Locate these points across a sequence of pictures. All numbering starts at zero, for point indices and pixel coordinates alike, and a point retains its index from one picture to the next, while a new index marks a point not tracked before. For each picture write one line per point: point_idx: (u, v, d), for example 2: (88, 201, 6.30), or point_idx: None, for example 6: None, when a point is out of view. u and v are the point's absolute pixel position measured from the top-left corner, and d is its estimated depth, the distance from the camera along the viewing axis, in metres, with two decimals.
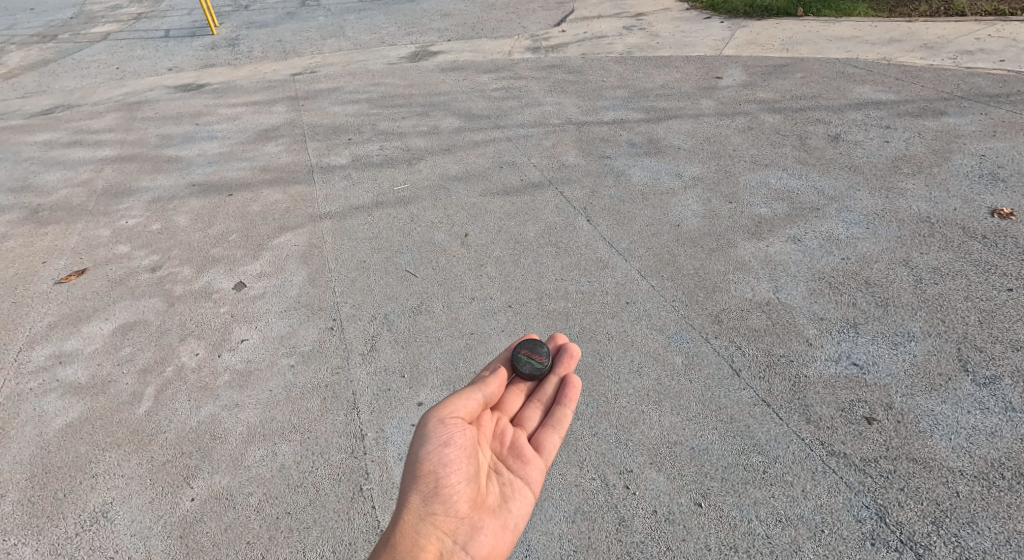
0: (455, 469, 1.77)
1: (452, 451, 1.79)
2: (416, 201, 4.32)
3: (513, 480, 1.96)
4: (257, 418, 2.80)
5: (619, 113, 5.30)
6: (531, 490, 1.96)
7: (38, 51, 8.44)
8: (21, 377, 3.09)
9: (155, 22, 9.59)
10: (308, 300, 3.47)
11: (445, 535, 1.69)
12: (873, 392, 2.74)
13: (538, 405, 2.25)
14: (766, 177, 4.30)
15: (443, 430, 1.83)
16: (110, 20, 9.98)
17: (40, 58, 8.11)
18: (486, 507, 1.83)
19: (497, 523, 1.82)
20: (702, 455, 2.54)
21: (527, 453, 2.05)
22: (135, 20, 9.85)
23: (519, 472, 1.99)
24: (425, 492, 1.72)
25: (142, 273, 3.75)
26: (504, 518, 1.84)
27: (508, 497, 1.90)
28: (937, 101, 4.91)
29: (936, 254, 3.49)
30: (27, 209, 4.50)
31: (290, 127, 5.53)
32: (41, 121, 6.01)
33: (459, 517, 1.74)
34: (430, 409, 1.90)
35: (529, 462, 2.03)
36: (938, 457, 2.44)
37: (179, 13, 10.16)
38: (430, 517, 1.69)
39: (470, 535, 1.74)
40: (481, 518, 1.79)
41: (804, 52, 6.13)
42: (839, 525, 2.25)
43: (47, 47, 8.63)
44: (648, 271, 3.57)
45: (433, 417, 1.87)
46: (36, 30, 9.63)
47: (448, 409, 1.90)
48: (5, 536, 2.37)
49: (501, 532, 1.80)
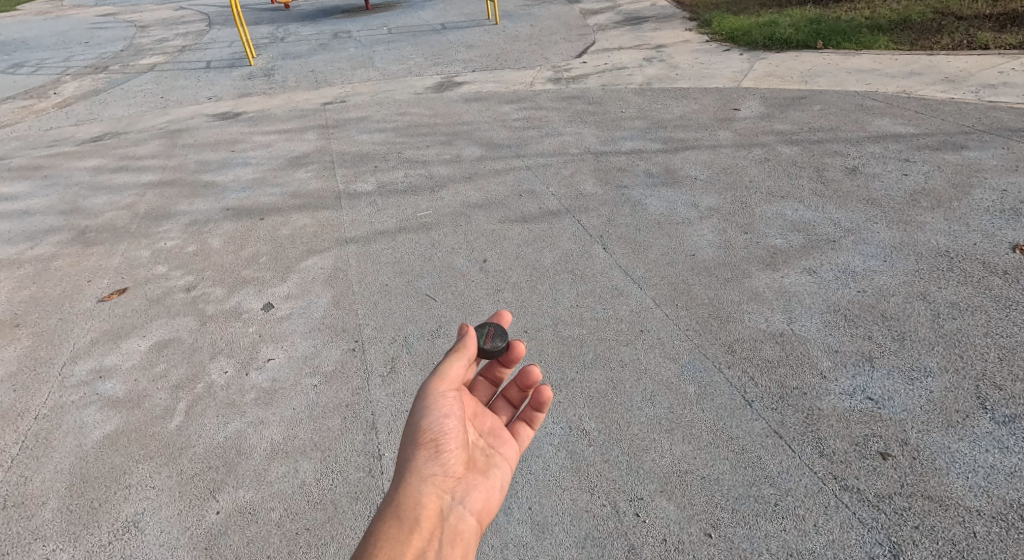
0: (453, 436, 1.87)
1: (451, 421, 1.89)
2: (437, 226, 4.46)
3: (494, 453, 2.05)
4: (281, 435, 2.95)
5: (638, 143, 5.39)
6: (509, 464, 2.06)
7: (90, 81, 8.87)
8: (64, 390, 3.29)
9: (198, 54, 10.00)
10: (332, 322, 3.62)
11: (444, 494, 1.78)
12: (888, 427, 2.77)
13: (506, 401, 2.26)
14: (783, 208, 4.34)
15: (443, 401, 1.90)
16: (157, 52, 10.44)
17: (91, 87, 8.52)
18: (475, 471, 1.93)
19: (486, 483, 1.93)
20: (712, 486, 2.60)
21: (503, 433, 2.14)
22: (180, 52, 10.28)
23: (497, 448, 2.08)
24: (427, 454, 1.81)
25: (178, 293, 3.95)
26: (490, 480, 1.95)
27: (492, 464, 2.00)
28: (958, 134, 4.90)
29: (955, 288, 3.49)
30: (75, 231, 4.76)
31: (319, 154, 5.73)
32: (91, 148, 6.32)
33: (455, 477, 1.84)
34: (425, 380, 1.93)
35: (505, 442, 2.12)
36: (954, 496, 2.46)
37: (220, 45, 10.57)
38: (432, 477, 1.79)
39: (466, 492, 1.84)
40: (472, 479, 1.90)
41: (823, 85, 6.14)
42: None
43: (98, 77, 9.06)
44: (662, 300, 3.65)
45: (430, 387, 1.91)
46: (89, 61, 10.11)
47: (442, 380, 1.93)
48: (46, 542, 2.55)
49: (490, 491, 1.92)
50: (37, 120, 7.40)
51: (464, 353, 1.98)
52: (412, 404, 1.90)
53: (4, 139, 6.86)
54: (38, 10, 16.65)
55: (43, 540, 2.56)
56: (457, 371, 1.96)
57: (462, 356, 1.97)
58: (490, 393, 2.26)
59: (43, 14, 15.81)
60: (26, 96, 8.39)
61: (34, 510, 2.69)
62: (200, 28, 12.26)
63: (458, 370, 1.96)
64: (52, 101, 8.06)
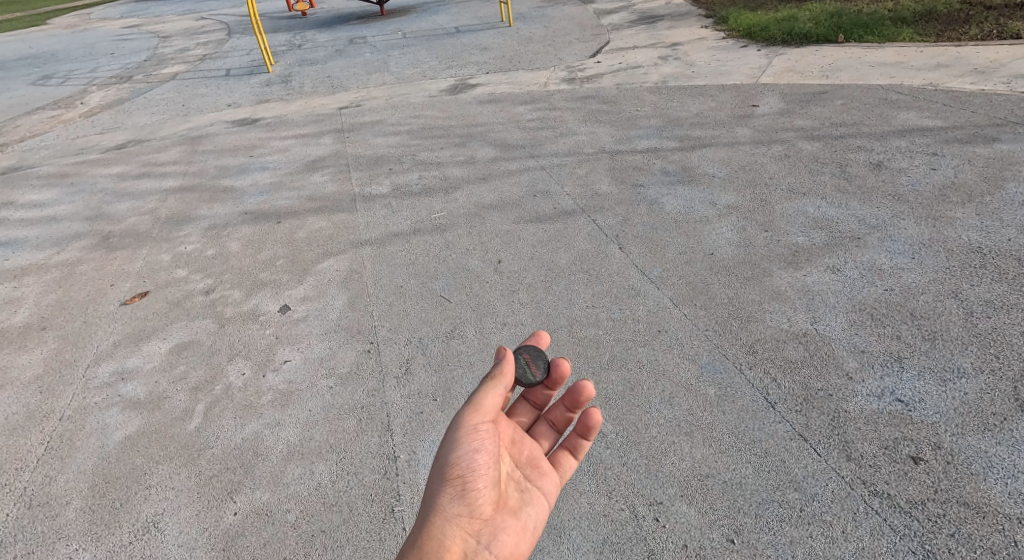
0: (482, 475, 1.84)
1: (481, 457, 1.85)
2: (451, 228, 4.47)
3: (531, 488, 2.02)
4: (297, 436, 2.96)
5: (653, 142, 5.34)
6: (547, 499, 2.03)
7: (115, 91, 9.14)
8: (87, 392, 3.35)
9: (219, 63, 10.23)
10: (348, 324, 3.64)
11: (469, 537, 1.77)
12: (920, 430, 2.65)
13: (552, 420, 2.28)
14: (804, 205, 4.24)
15: (474, 433, 1.88)
16: (180, 62, 10.71)
17: (116, 97, 8.77)
18: (506, 510, 1.89)
19: (517, 525, 1.90)
20: (734, 490, 2.52)
21: (543, 465, 2.11)
22: (202, 61, 10.54)
23: (534, 481, 2.05)
24: (453, 493, 1.78)
25: (197, 296, 4.02)
26: (523, 521, 1.92)
27: (526, 501, 1.97)
28: (989, 127, 4.74)
29: (988, 286, 3.36)
30: (100, 236, 4.88)
31: (335, 158, 5.80)
32: (116, 156, 6.50)
33: (482, 519, 1.81)
34: (462, 410, 1.91)
35: (545, 474, 2.09)
36: (992, 503, 2.35)
37: (239, 53, 10.80)
38: (459, 518, 1.77)
39: (493, 537, 1.82)
40: (502, 520, 1.86)
41: (846, 79, 6.01)
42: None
43: (123, 87, 9.32)
44: (680, 299, 3.58)
45: (464, 419, 1.89)
46: (114, 72, 10.40)
47: (478, 411, 1.91)
48: (68, 541, 2.59)
49: (521, 534, 1.88)
50: (65, 129, 7.65)
51: (501, 380, 1.94)
52: (444, 435, 1.89)
53: (34, 148, 7.09)
54: (67, 23, 17.22)
55: (65, 539, 2.60)
56: (492, 404, 1.93)
57: (498, 385, 1.94)
58: (536, 413, 2.30)
59: (72, 27, 16.37)
60: (56, 107, 8.68)
61: (57, 509, 2.73)
62: (221, 37, 12.55)
63: (495, 401, 1.93)
64: (79, 111, 8.32)
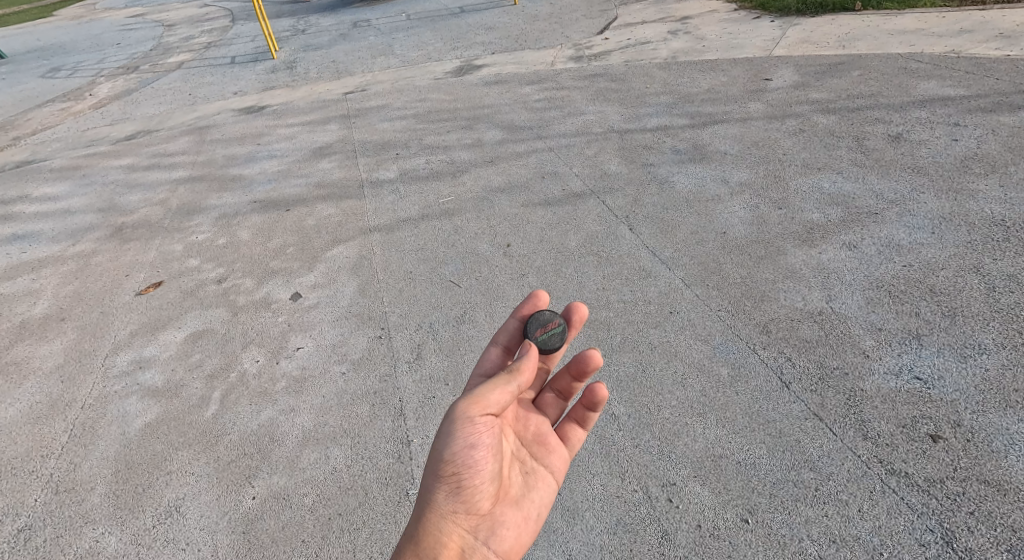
0: (479, 472, 1.81)
1: (478, 454, 1.81)
2: (460, 212, 4.45)
3: (536, 470, 2.06)
4: (312, 422, 2.99)
5: (663, 119, 5.24)
6: (552, 480, 2.07)
7: (123, 81, 9.19)
8: (107, 380, 3.43)
9: (223, 50, 10.24)
10: (358, 310, 3.66)
11: (466, 532, 1.81)
12: (939, 408, 2.60)
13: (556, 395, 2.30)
14: (820, 181, 4.15)
15: (473, 429, 1.82)
16: (185, 50, 10.74)
17: (124, 88, 8.83)
18: (507, 501, 1.92)
19: (518, 516, 1.94)
20: (749, 471, 2.50)
21: (550, 441, 2.15)
22: (206, 49, 10.56)
23: (541, 460, 2.10)
24: (447, 491, 1.79)
25: (210, 285, 4.07)
26: (525, 510, 1.96)
27: (530, 487, 2.01)
28: (1013, 95, 4.60)
29: (1012, 260, 3.26)
30: (112, 227, 4.95)
31: (342, 144, 5.80)
32: (126, 147, 6.56)
33: (480, 514, 1.84)
34: (459, 399, 1.84)
35: (552, 451, 2.14)
36: (1013, 479, 2.31)
37: (243, 40, 10.80)
38: (455, 513, 1.80)
39: (492, 530, 1.85)
40: (503, 512, 1.90)
41: (863, 48, 5.84)
42: (900, 548, 2.18)
43: (130, 77, 9.38)
44: (693, 280, 3.53)
45: (461, 409, 1.82)
46: (121, 62, 10.46)
47: (478, 403, 1.84)
48: (95, 525, 2.66)
49: (522, 525, 1.93)
50: (75, 122, 7.72)
51: (515, 376, 1.94)
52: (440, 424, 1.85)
53: (46, 141, 7.18)
54: (71, 15, 17.21)
55: (92, 524, 2.67)
56: (498, 398, 1.88)
57: (511, 382, 1.93)
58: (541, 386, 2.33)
59: (77, 18, 16.46)
60: (65, 99, 8.77)
61: (82, 495, 2.81)
62: (225, 24, 12.55)
63: (502, 396, 1.88)
64: (89, 102, 8.40)
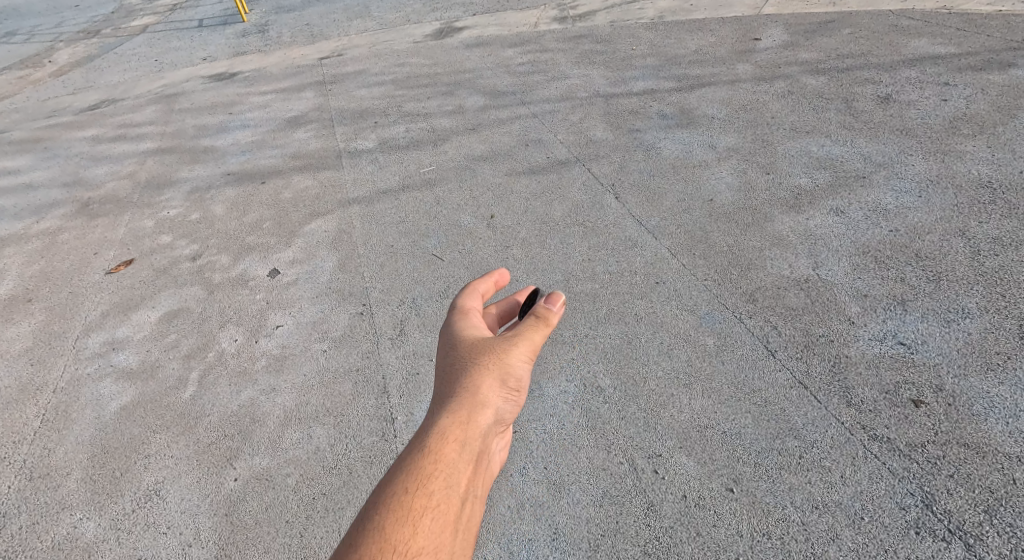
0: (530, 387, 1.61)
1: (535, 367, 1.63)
2: (441, 182, 4.34)
3: None
4: (293, 402, 2.94)
5: (649, 83, 5.11)
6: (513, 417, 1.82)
7: (84, 47, 8.80)
8: (79, 363, 3.35)
9: (190, 13, 9.82)
10: (339, 286, 3.58)
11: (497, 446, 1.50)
12: (920, 373, 2.61)
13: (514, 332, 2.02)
14: (808, 145, 4.07)
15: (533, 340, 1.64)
16: (148, 12, 10.29)
17: (86, 54, 8.46)
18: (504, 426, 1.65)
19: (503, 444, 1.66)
20: (734, 440, 2.50)
21: None
22: (172, 11, 10.12)
23: None
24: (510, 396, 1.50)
25: (184, 262, 3.96)
26: None
27: None
28: (1002, 52, 4.53)
29: (997, 222, 3.24)
30: (79, 203, 4.79)
31: (318, 112, 5.62)
32: (90, 117, 6.31)
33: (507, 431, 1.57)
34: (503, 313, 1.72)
35: None
36: (992, 442, 2.33)
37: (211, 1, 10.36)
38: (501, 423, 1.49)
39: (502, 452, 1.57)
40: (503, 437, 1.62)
41: (854, 5, 5.70)
42: (881, 512, 2.20)
43: (92, 42, 9.00)
44: (680, 249, 3.47)
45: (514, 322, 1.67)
46: (82, 26, 10.01)
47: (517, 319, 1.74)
48: (72, 511, 2.62)
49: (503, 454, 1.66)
50: (35, 90, 7.41)
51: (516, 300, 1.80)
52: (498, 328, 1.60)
53: (4, 112, 6.88)
54: None
55: (69, 509, 2.63)
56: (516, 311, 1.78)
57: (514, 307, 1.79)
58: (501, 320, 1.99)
59: None
60: (24, 66, 8.39)
61: (58, 481, 2.75)
62: None
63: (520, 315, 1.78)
64: (49, 70, 8.05)
